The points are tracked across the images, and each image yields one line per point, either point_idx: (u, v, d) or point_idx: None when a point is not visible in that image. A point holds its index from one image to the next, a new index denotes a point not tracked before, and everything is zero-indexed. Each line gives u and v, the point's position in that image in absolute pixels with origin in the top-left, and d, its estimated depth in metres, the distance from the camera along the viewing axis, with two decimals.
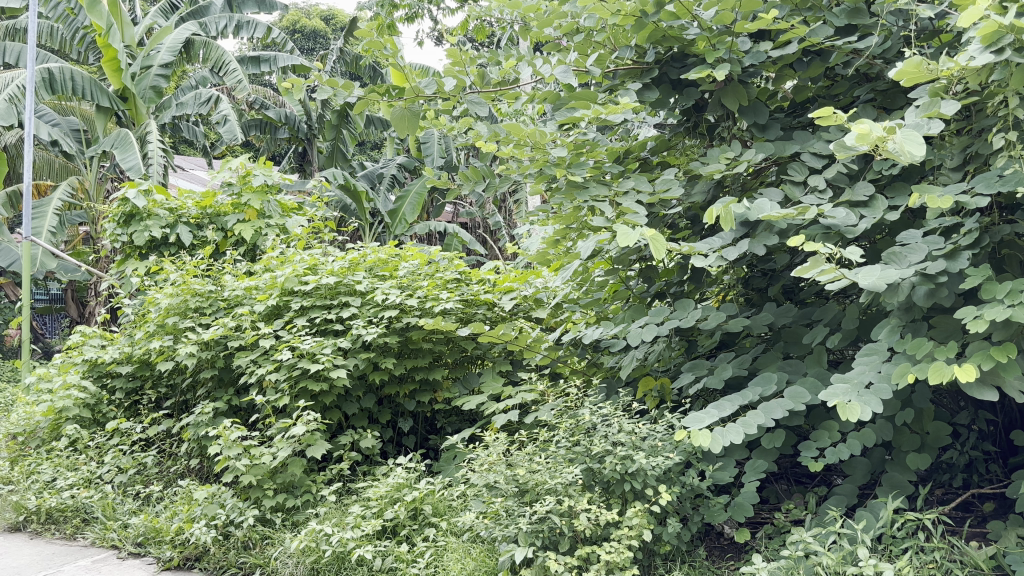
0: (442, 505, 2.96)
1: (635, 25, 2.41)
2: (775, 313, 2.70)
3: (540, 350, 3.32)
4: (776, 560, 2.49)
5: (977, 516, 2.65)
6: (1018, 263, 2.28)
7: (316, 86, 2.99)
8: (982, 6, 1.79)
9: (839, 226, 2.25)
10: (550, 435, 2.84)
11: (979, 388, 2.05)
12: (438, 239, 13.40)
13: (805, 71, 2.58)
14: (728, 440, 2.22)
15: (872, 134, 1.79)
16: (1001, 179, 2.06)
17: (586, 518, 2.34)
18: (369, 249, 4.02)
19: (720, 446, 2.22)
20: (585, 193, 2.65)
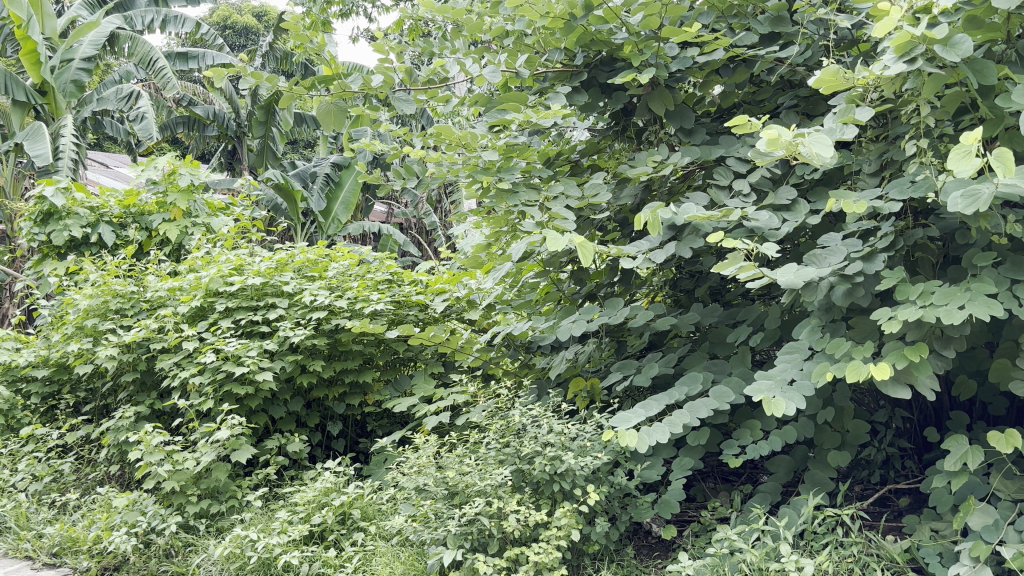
0: (372, 509, 2.93)
1: (564, 28, 2.43)
2: (702, 313, 2.75)
3: (471, 352, 3.33)
4: (702, 558, 2.53)
5: (893, 511, 2.74)
6: (930, 265, 2.36)
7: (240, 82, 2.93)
8: (895, 17, 1.86)
9: (762, 229, 2.29)
10: (479, 437, 2.84)
11: (893, 386, 2.11)
12: (373, 240, 13.30)
13: (731, 77, 2.64)
14: (654, 439, 2.23)
15: (781, 139, 1.85)
16: (913, 185, 2.13)
17: (515, 519, 2.34)
18: (298, 249, 3.97)
19: (646, 446, 2.23)
20: (515, 197, 2.63)
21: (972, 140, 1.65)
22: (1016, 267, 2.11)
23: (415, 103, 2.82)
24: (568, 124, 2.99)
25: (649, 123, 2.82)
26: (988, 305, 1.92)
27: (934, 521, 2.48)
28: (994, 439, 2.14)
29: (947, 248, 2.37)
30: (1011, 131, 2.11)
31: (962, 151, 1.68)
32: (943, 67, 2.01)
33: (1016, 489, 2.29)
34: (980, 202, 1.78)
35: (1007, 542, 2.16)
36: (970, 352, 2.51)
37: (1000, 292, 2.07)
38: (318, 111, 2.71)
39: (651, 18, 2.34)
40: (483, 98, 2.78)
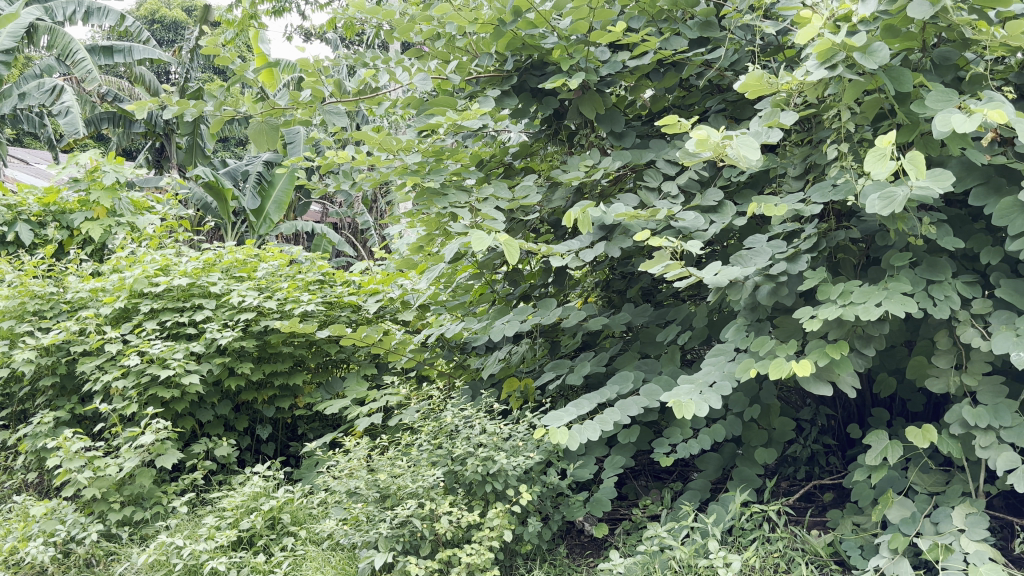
0: (302, 513, 2.88)
1: (493, 33, 2.45)
2: (633, 313, 2.79)
3: (404, 353, 3.30)
4: (633, 555, 2.55)
5: (818, 506, 2.80)
6: (851, 267, 2.43)
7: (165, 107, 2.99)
8: (817, 23, 1.90)
9: (690, 231, 2.33)
10: (412, 439, 2.82)
11: (816, 383, 2.16)
12: (306, 240, 13.14)
13: (661, 82, 2.67)
14: (586, 437, 2.24)
15: (709, 140, 1.88)
16: (834, 188, 2.18)
17: (447, 521, 2.33)
18: (226, 249, 3.91)
19: (577, 444, 2.24)
20: (444, 199, 2.62)
21: (887, 143, 1.71)
22: (932, 268, 2.20)
23: (347, 115, 2.80)
24: (501, 126, 3.00)
25: (581, 126, 2.85)
26: (903, 304, 1.99)
27: (856, 515, 2.55)
28: (912, 434, 2.22)
29: (867, 249, 2.44)
30: (926, 137, 2.18)
31: (878, 153, 1.75)
32: (862, 74, 2.07)
33: (932, 482, 2.41)
34: (896, 204, 1.84)
35: (923, 534, 2.26)
36: (890, 350, 2.60)
37: (916, 292, 2.16)
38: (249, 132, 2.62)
39: (580, 23, 2.36)
40: (414, 100, 2.77)
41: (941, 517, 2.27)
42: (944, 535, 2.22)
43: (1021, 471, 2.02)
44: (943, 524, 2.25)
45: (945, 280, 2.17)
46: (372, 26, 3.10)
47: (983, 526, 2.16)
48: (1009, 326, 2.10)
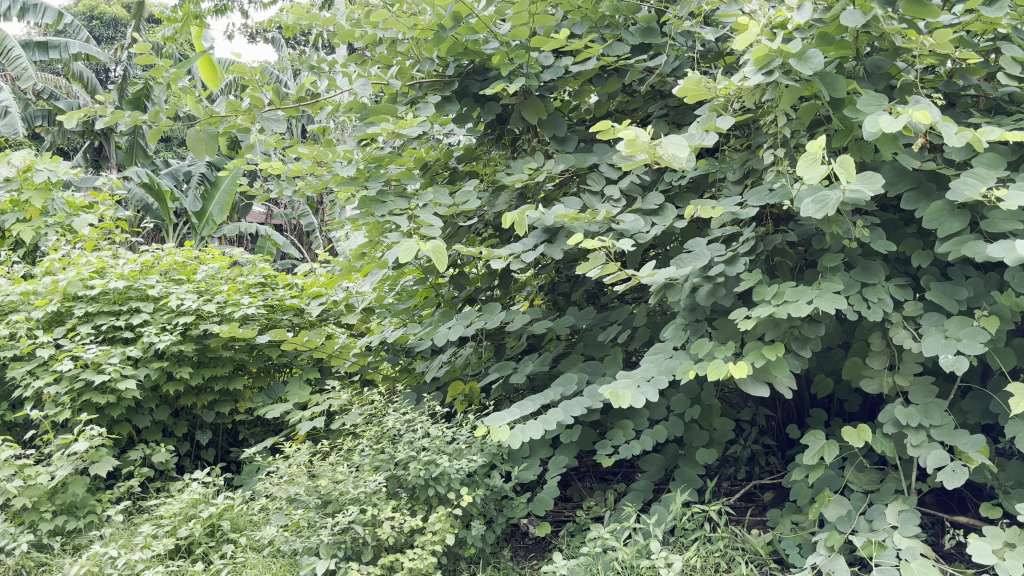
0: (242, 520, 2.83)
1: (433, 38, 2.49)
2: (577, 316, 2.80)
3: (348, 357, 3.28)
4: (576, 557, 2.56)
5: (759, 505, 2.84)
6: (788, 269, 2.48)
7: (98, 116, 2.97)
8: (753, 30, 1.93)
9: (630, 232, 2.37)
10: (354, 444, 2.79)
11: (753, 384, 2.19)
12: (251, 243, 12.95)
13: (604, 87, 2.70)
14: (528, 437, 2.24)
15: (639, 141, 1.92)
16: (771, 192, 2.20)
17: (389, 526, 2.31)
18: (164, 251, 3.84)
19: (519, 443, 2.23)
20: (383, 206, 2.62)
21: (817, 148, 1.75)
22: (865, 271, 2.25)
23: (287, 120, 2.69)
24: (445, 130, 3.00)
25: (524, 131, 2.86)
26: (835, 305, 2.03)
27: (794, 513, 2.59)
28: (847, 433, 2.26)
29: (804, 253, 2.49)
30: (860, 142, 2.22)
31: (809, 158, 1.78)
32: (798, 79, 2.10)
33: (866, 481, 2.46)
34: (828, 207, 1.87)
35: (858, 531, 2.30)
36: (827, 351, 2.65)
37: (849, 294, 2.21)
38: (185, 139, 2.51)
39: (520, 29, 2.39)
40: (356, 104, 2.76)
41: (875, 514, 2.32)
42: (878, 532, 2.26)
43: (950, 468, 2.07)
44: (877, 521, 2.29)
45: (878, 282, 2.22)
46: (314, 30, 3.09)
47: (914, 523, 2.21)
48: (939, 327, 2.16)
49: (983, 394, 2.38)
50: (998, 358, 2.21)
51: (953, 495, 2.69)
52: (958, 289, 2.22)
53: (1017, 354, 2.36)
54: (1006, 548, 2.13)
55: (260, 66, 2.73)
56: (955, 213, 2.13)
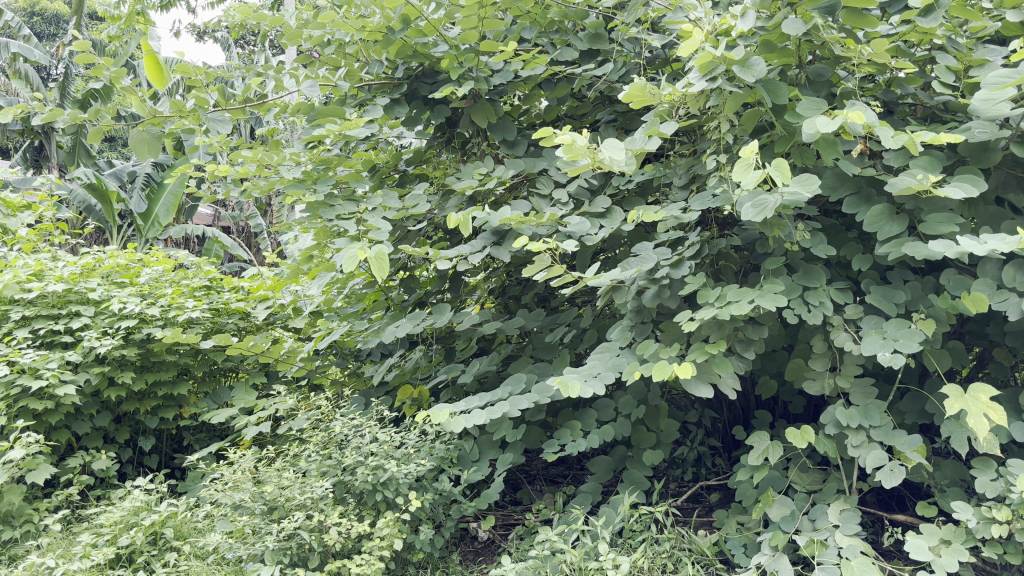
0: (186, 528, 2.77)
1: (382, 41, 2.49)
2: (526, 319, 2.82)
3: (295, 362, 3.25)
4: (525, 560, 2.56)
5: (706, 505, 2.88)
6: (732, 273, 2.52)
7: (36, 115, 2.90)
8: (697, 38, 1.95)
9: (578, 235, 2.40)
10: (300, 449, 2.76)
11: (698, 385, 2.22)
12: (197, 245, 12.77)
13: (553, 92, 2.73)
14: (470, 422, 2.21)
15: (578, 146, 1.96)
16: (714, 198, 2.24)
17: (337, 532, 2.29)
18: (106, 253, 3.76)
19: (461, 426, 2.19)
20: (331, 210, 2.59)
21: (750, 153, 1.79)
22: (807, 275, 2.29)
23: (232, 122, 2.66)
24: (393, 132, 2.99)
25: (474, 135, 2.87)
26: (777, 305, 2.07)
27: (740, 514, 2.63)
28: (790, 434, 2.29)
29: (747, 258, 2.53)
30: (801, 148, 2.27)
31: (744, 163, 1.83)
32: (741, 86, 2.14)
33: (810, 481, 2.51)
34: (767, 211, 1.92)
35: (801, 530, 2.34)
36: (771, 354, 2.69)
37: (791, 298, 2.25)
38: (128, 140, 2.45)
39: (469, 32, 2.40)
40: (304, 106, 2.74)
41: (817, 514, 2.36)
42: (820, 531, 2.30)
43: (888, 467, 2.12)
44: (820, 520, 2.34)
45: (819, 286, 2.26)
46: (261, 30, 3.06)
47: (855, 522, 2.26)
48: (878, 330, 2.20)
49: (920, 395, 2.45)
50: (935, 360, 2.27)
51: (892, 494, 2.76)
52: (896, 292, 2.27)
53: (952, 357, 2.43)
54: (942, 545, 2.18)
55: (205, 67, 2.69)
56: (893, 217, 2.17)
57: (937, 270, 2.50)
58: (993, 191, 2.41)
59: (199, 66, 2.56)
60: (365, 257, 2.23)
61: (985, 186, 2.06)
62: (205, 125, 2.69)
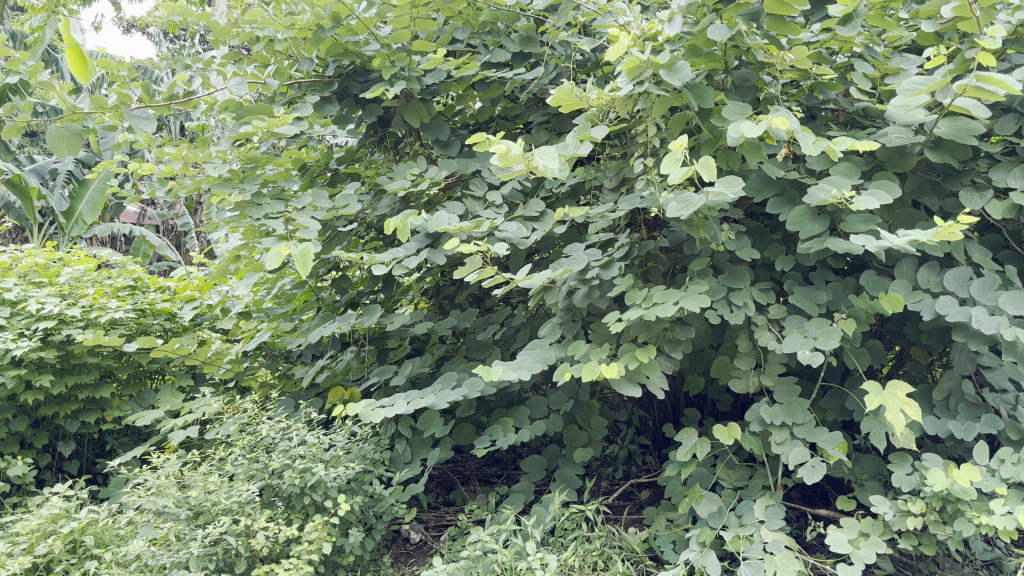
0: (108, 535, 2.66)
1: (312, 39, 2.46)
2: (459, 318, 2.83)
3: (223, 364, 3.20)
4: (456, 560, 2.56)
5: (636, 503, 2.92)
6: (660, 274, 2.56)
7: None
8: (625, 41, 1.97)
9: (512, 238, 2.41)
10: (226, 453, 2.71)
11: (626, 384, 2.24)
12: (124, 243, 12.44)
13: (486, 92, 2.73)
14: (390, 412, 2.26)
15: (512, 153, 1.96)
16: (642, 200, 2.27)
17: (264, 536, 2.26)
18: (23, 253, 3.64)
19: (382, 417, 2.26)
20: (258, 209, 2.54)
21: (678, 149, 1.82)
22: (732, 277, 2.34)
23: (156, 120, 2.55)
24: (325, 131, 2.96)
25: (407, 134, 2.86)
26: (699, 304, 2.11)
27: (669, 511, 2.67)
28: (717, 432, 2.33)
29: (675, 259, 2.58)
30: (727, 151, 2.32)
31: (671, 158, 1.86)
32: (668, 90, 2.17)
33: (736, 478, 2.56)
34: (690, 209, 1.95)
35: (728, 526, 2.39)
36: (699, 353, 2.74)
37: (717, 298, 2.29)
38: (46, 136, 2.34)
39: (400, 32, 2.38)
40: (232, 104, 2.70)
41: (744, 510, 2.42)
42: (746, 526, 2.35)
43: (810, 463, 2.17)
44: (746, 516, 2.39)
45: (743, 287, 2.31)
46: (189, 26, 3.00)
47: (780, 517, 2.31)
48: (799, 329, 2.26)
49: (841, 392, 2.51)
50: (855, 358, 2.33)
51: (816, 490, 2.84)
52: (818, 292, 2.32)
53: (871, 355, 2.50)
54: (861, 538, 2.25)
55: (127, 63, 2.61)
56: (815, 217, 2.22)
57: (857, 271, 2.58)
58: (910, 194, 2.50)
59: (121, 60, 2.51)
60: (290, 256, 2.21)
61: (900, 190, 2.13)
62: (128, 123, 2.60)
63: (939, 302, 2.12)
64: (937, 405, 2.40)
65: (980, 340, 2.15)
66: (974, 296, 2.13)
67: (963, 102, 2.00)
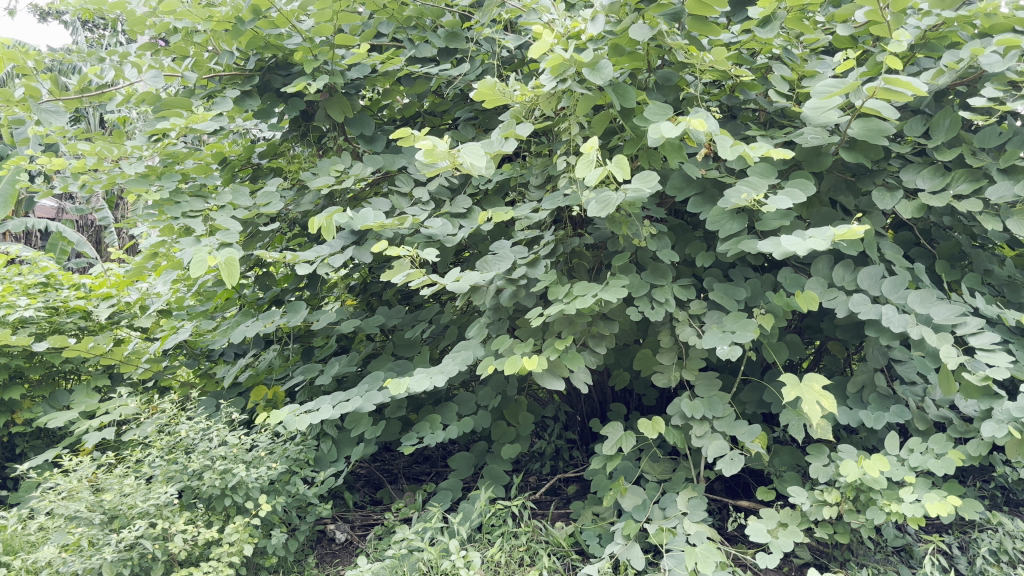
0: (17, 542, 2.54)
1: (231, 31, 2.42)
2: (386, 316, 2.82)
3: (140, 363, 3.12)
4: (382, 559, 2.53)
5: (563, 497, 2.95)
6: (585, 270, 2.59)
7: None
8: (548, 39, 1.97)
9: (439, 236, 2.41)
10: (143, 455, 2.63)
11: (551, 380, 2.25)
12: (40, 240, 12.00)
13: (412, 87, 2.72)
14: (317, 419, 2.24)
15: (437, 151, 1.95)
16: (566, 198, 2.29)
17: (182, 540, 2.20)
18: None
19: (307, 425, 2.23)
20: (177, 207, 2.48)
21: (590, 152, 1.83)
22: (655, 273, 2.38)
23: (67, 113, 2.51)
24: (248, 125, 2.91)
25: (331, 128, 2.83)
26: (620, 300, 2.13)
27: (595, 505, 2.70)
28: (641, 426, 2.36)
29: (601, 256, 2.61)
30: (650, 151, 2.34)
31: (586, 161, 1.87)
32: (591, 89, 2.19)
33: (660, 470, 2.61)
34: (609, 209, 1.97)
35: (653, 519, 2.43)
36: (624, 348, 2.77)
37: (639, 294, 2.32)
38: None
39: (322, 26, 2.37)
40: (150, 96, 2.59)
41: (668, 503, 2.46)
42: (670, 519, 2.39)
43: (729, 456, 2.22)
44: (670, 509, 2.43)
45: (665, 283, 2.35)
46: (105, 16, 2.91)
47: (702, 508, 2.36)
48: (719, 324, 2.30)
49: (760, 385, 2.57)
50: (773, 353, 2.38)
51: (738, 481, 2.91)
52: (737, 289, 2.37)
53: (789, 349, 2.56)
54: (780, 527, 2.30)
55: (34, 54, 2.51)
56: (734, 216, 2.26)
57: (776, 268, 2.64)
58: (826, 192, 2.56)
59: (27, 51, 2.40)
60: (213, 262, 2.17)
61: (815, 188, 2.18)
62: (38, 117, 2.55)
63: (852, 299, 2.18)
64: (850, 397, 2.47)
65: (890, 335, 2.23)
66: (885, 293, 2.19)
67: (875, 103, 2.06)
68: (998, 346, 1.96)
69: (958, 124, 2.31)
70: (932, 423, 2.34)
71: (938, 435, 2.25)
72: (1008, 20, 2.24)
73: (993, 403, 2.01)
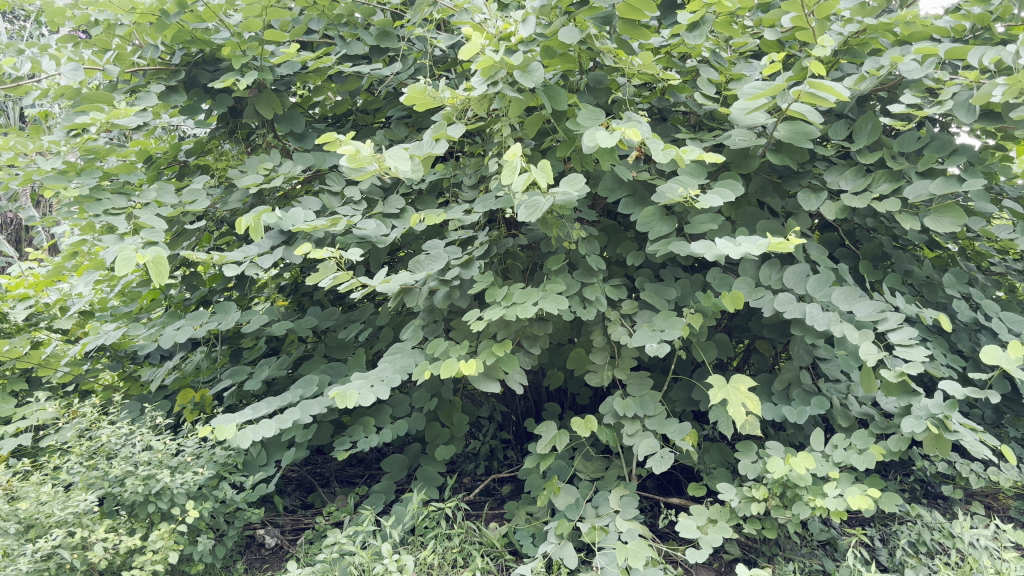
0: None
1: (155, 24, 2.35)
2: (319, 317, 2.79)
3: (60, 367, 3.03)
4: (313, 564, 2.49)
5: (497, 497, 2.96)
6: (518, 272, 2.60)
7: None
8: (478, 40, 1.95)
9: (371, 237, 2.38)
10: (61, 461, 2.54)
11: (484, 381, 2.24)
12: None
13: (342, 85, 2.69)
14: (260, 435, 2.16)
15: (362, 156, 1.92)
16: (498, 199, 2.28)
17: (102, 548, 2.13)
18: None
19: (251, 441, 2.15)
20: (97, 204, 2.38)
21: (512, 158, 1.83)
22: (586, 272, 2.39)
23: None
24: (173, 121, 2.84)
25: (260, 125, 2.78)
26: (556, 305, 2.14)
27: (529, 505, 2.71)
28: (574, 424, 2.36)
29: (534, 257, 2.62)
30: (582, 152, 2.35)
31: (509, 167, 1.86)
32: (522, 91, 2.19)
33: (593, 469, 2.63)
34: (539, 212, 1.97)
35: (585, 518, 2.43)
36: (557, 347, 2.79)
37: (572, 294, 2.33)
38: None
39: (250, 21, 2.32)
40: (68, 91, 2.49)
41: (600, 501, 2.47)
42: (602, 517, 2.39)
43: (659, 454, 2.24)
44: (602, 507, 2.43)
45: (596, 283, 2.37)
46: (21, 7, 2.80)
47: (633, 506, 2.38)
48: (649, 323, 2.33)
49: (689, 383, 2.61)
50: (702, 351, 2.42)
51: (669, 479, 2.95)
52: (667, 289, 2.40)
53: (718, 348, 2.60)
54: (709, 523, 2.32)
55: None
56: (664, 218, 2.29)
57: (705, 268, 2.68)
58: (754, 194, 2.61)
59: None
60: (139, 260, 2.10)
61: (742, 189, 2.22)
62: None
63: (778, 298, 2.23)
64: (776, 394, 2.52)
65: (814, 333, 2.28)
66: (810, 292, 2.24)
67: (800, 106, 2.10)
68: (916, 343, 2.02)
69: (879, 129, 2.37)
70: (854, 420, 2.40)
71: (860, 431, 2.31)
72: (926, 28, 2.32)
73: (911, 400, 2.06)
